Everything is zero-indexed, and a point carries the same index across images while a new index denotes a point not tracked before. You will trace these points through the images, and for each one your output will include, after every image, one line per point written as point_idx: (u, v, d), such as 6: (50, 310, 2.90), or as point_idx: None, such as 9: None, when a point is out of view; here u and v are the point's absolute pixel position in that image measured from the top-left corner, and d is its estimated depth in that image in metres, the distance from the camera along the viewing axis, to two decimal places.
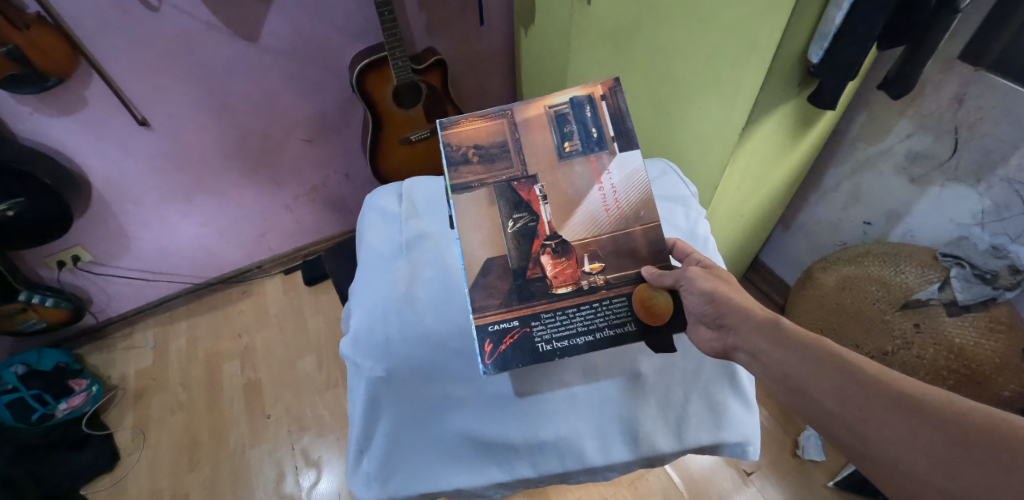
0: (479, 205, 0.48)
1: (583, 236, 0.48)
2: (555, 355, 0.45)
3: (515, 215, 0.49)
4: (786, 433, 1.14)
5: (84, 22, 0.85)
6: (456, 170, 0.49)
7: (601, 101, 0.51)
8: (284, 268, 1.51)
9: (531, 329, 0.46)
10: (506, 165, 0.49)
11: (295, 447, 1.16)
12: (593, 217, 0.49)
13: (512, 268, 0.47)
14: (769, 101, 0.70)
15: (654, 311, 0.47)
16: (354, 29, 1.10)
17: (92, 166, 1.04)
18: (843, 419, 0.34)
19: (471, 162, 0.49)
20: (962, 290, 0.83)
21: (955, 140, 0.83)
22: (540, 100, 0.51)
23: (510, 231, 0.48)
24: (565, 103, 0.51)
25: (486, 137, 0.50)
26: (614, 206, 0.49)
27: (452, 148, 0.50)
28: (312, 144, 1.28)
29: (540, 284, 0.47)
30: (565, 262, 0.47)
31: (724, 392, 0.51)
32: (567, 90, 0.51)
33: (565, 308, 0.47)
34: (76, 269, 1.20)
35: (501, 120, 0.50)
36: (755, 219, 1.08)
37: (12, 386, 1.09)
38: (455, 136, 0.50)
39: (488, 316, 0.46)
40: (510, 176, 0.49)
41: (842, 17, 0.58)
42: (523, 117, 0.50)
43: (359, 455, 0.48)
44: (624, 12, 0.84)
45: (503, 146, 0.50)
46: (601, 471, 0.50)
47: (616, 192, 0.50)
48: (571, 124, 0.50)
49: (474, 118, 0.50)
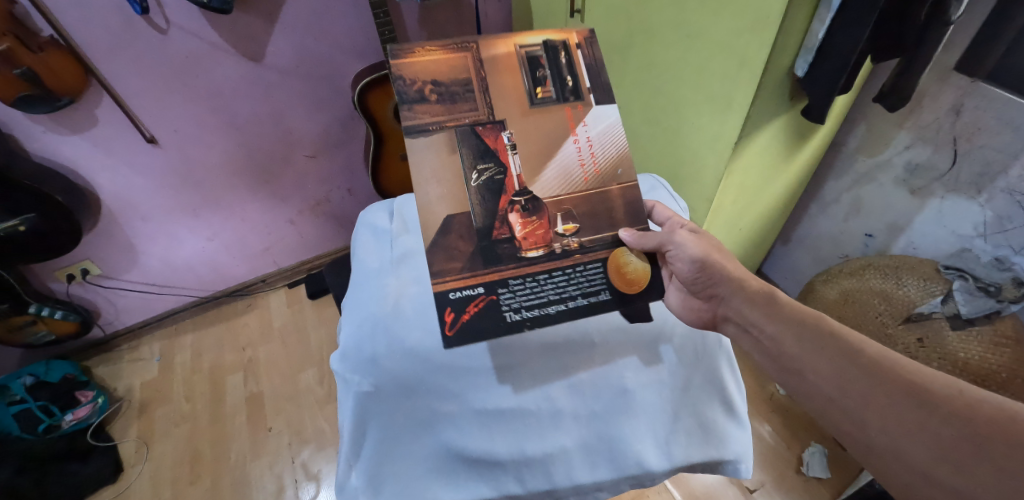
0: (437, 153, 0.47)
1: (556, 192, 0.49)
2: (523, 324, 0.45)
3: (480, 166, 0.48)
4: (790, 450, 1.12)
5: (94, 44, 0.88)
6: (410, 107, 0.47)
7: (575, 49, 0.52)
8: (288, 281, 1.54)
9: (497, 297, 0.46)
10: (468, 106, 0.48)
11: (295, 460, 1.16)
12: (566, 169, 0.50)
13: (477, 228, 0.47)
14: (761, 115, 0.71)
15: (628, 278, 0.47)
16: (357, 48, 1.13)
17: (102, 182, 1.07)
18: (842, 404, 0.35)
19: (428, 100, 0.48)
20: (965, 303, 0.81)
21: (953, 152, 0.83)
22: (510, 40, 0.51)
23: (473, 184, 0.47)
24: (537, 45, 0.51)
25: (447, 73, 0.48)
26: (589, 162, 0.51)
27: (406, 83, 0.48)
28: (316, 160, 1.30)
29: (508, 246, 0.47)
30: (535, 222, 0.48)
31: (713, 409, 0.51)
32: (541, 33, 0.52)
33: (536, 273, 0.47)
34: (85, 282, 1.23)
35: (465, 55, 0.49)
36: (754, 232, 1.08)
37: (21, 398, 1.12)
38: (412, 67, 0.48)
39: (450, 283, 0.45)
40: (473, 120, 0.48)
41: (825, 30, 0.60)
42: (490, 54, 0.50)
43: (347, 468, 0.47)
44: (616, 29, 0.85)
45: (465, 85, 0.49)
46: (590, 489, 0.49)
47: (591, 145, 0.51)
48: (543, 68, 0.50)
49: (436, 50, 0.49)
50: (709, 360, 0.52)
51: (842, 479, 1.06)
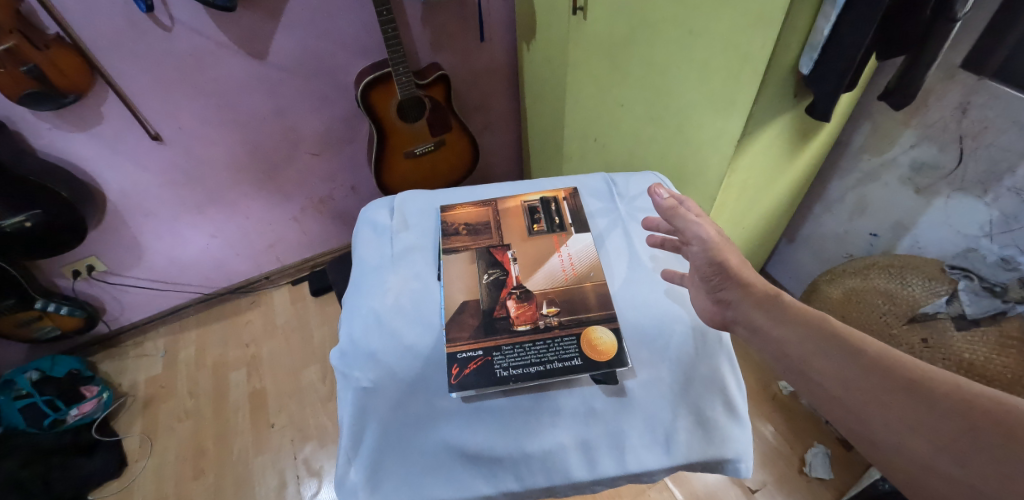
0: (462, 263, 0.58)
1: (544, 287, 0.56)
2: (508, 380, 0.48)
3: (490, 270, 0.58)
4: (793, 450, 1.12)
5: (100, 42, 0.89)
6: (446, 239, 0.61)
7: (563, 201, 0.67)
8: (292, 278, 1.55)
9: (492, 358, 0.50)
10: (486, 237, 0.62)
11: (298, 456, 1.17)
12: (551, 273, 0.57)
13: (482, 309, 0.54)
14: (764, 113, 0.71)
15: (599, 349, 0.50)
16: (360, 46, 1.13)
17: (107, 179, 1.08)
18: (845, 402, 0.34)
19: (460, 234, 0.62)
20: (970, 304, 0.80)
21: (959, 150, 0.82)
22: (517, 197, 0.67)
23: (485, 281, 0.56)
24: (536, 200, 0.67)
25: (473, 218, 0.64)
26: (570, 268, 0.58)
27: (447, 224, 0.63)
28: (320, 158, 1.31)
29: (504, 322, 0.53)
30: (526, 305, 0.54)
31: (714, 407, 0.49)
32: (539, 192, 0.68)
33: (523, 342, 0.51)
34: (90, 278, 1.24)
35: (487, 208, 0.66)
36: (758, 231, 1.07)
37: (26, 392, 1.13)
38: (451, 217, 0.64)
39: (456, 346, 0.50)
40: (489, 244, 0.61)
41: (831, 28, 0.59)
42: (504, 206, 0.66)
43: (347, 463, 0.47)
44: (618, 27, 0.85)
45: (486, 224, 0.63)
46: (589, 486, 0.47)
47: (572, 257, 0.59)
48: (540, 213, 0.65)
49: (468, 206, 0.66)
50: (709, 359, 0.51)
51: (845, 480, 1.06)
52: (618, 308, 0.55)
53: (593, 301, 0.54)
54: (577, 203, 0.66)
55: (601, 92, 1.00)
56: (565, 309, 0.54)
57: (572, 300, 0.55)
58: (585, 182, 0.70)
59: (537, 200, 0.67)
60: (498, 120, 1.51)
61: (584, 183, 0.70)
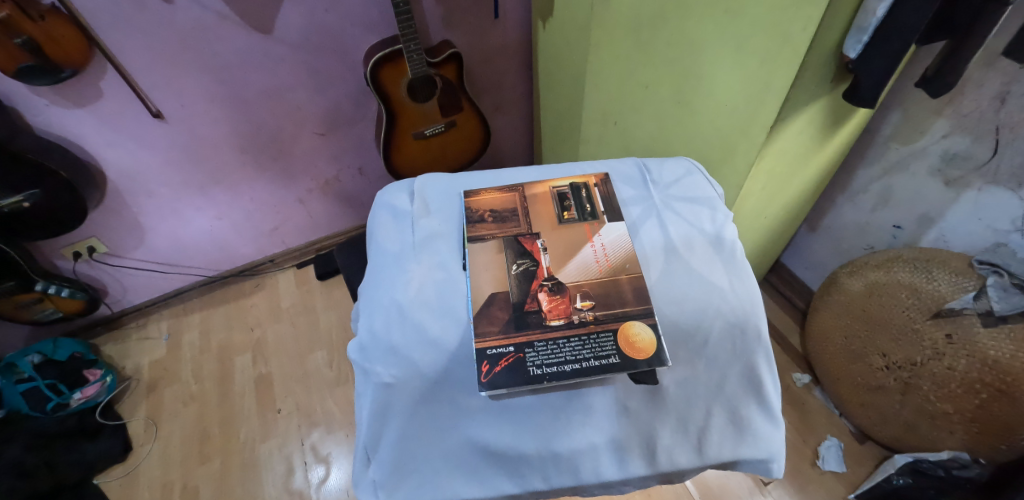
0: (488, 253, 0.55)
1: (577, 279, 0.53)
2: (543, 379, 0.45)
3: (519, 261, 0.55)
4: (806, 443, 1.11)
5: (96, 14, 0.84)
6: (473, 226, 0.58)
7: (594, 187, 0.63)
8: (296, 262, 1.52)
9: (524, 355, 0.47)
10: (514, 224, 0.58)
11: (305, 442, 1.16)
12: (584, 264, 0.55)
13: (512, 302, 0.51)
14: (802, 97, 0.67)
15: (637, 346, 0.47)
16: (367, 22, 1.08)
17: (107, 158, 1.04)
18: None
19: (486, 221, 0.59)
20: (998, 301, 0.77)
21: (995, 141, 0.79)
22: (545, 183, 0.64)
23: (514, 272, 0.53)
24: (565, 186, 0.63)
25: (499, 204, 0.61)
26: (603, 259, 0.55)
27: (471, 211, 0.60)
28: (325, 138, 1.27)
29: (536, 316, 0.50)
30: (559, 299, 0.51)
31: (748, 406, 0.47)
32: (568, 177, 0.65)
33: (556, 338, 0.48)
34: (91, 259, 1.21)
35: (513, 194, 0.63)
36: (779, 220, 1.04)
37: (28, 375, 1.11)
38: (475, 203, 0.61)
39: (487, 341, 0.47)
40: (517, 233, 0.57)
41: (885, 9, 0.54)
42: (532, 193, 0.63)
43: (366, 460, 0.46)
44: (644, 3, 0.80)
45: (513, 211, 0.60)
46: (616, 485, 0.46)
47: (606, 248, 0.56)
48: (570, 200, 0.61)
49: (493, 191, 0.63)
50: (746, 356, 0.48)
51: (858, 473, 1.05)
52: (655, 302, 0.51)
53: (630, 296, 0.51)
54: (609, 190, 0.63)
55: (623, 73, 0.95)
56: (601, 303, 0.51)
57: (607, 294, 0.51)
58: (615, 167, 0.67)
59: (566, 185, 0.64)
60: (510, 102, 1.47)
61: (614, 169, 0.67)
